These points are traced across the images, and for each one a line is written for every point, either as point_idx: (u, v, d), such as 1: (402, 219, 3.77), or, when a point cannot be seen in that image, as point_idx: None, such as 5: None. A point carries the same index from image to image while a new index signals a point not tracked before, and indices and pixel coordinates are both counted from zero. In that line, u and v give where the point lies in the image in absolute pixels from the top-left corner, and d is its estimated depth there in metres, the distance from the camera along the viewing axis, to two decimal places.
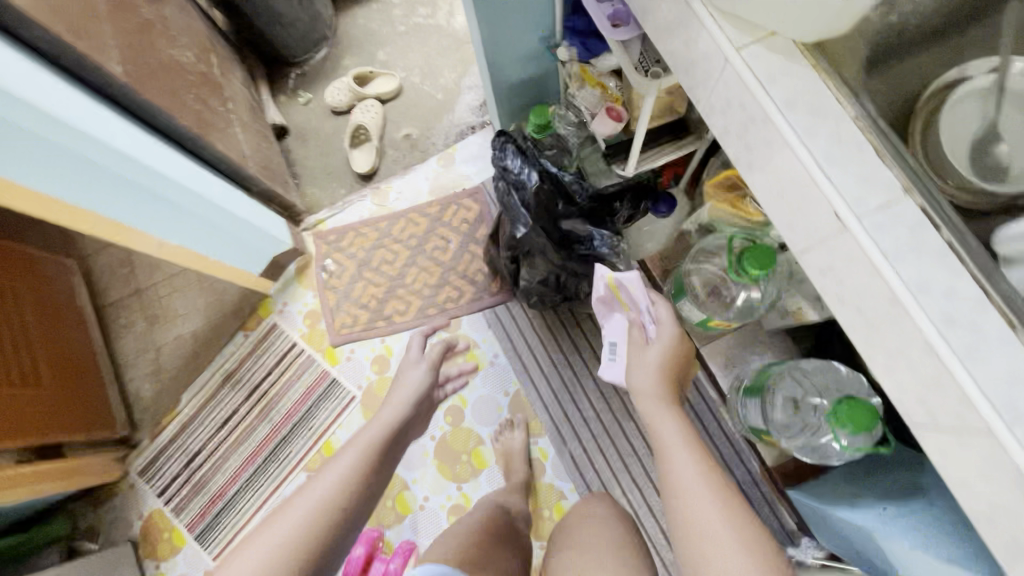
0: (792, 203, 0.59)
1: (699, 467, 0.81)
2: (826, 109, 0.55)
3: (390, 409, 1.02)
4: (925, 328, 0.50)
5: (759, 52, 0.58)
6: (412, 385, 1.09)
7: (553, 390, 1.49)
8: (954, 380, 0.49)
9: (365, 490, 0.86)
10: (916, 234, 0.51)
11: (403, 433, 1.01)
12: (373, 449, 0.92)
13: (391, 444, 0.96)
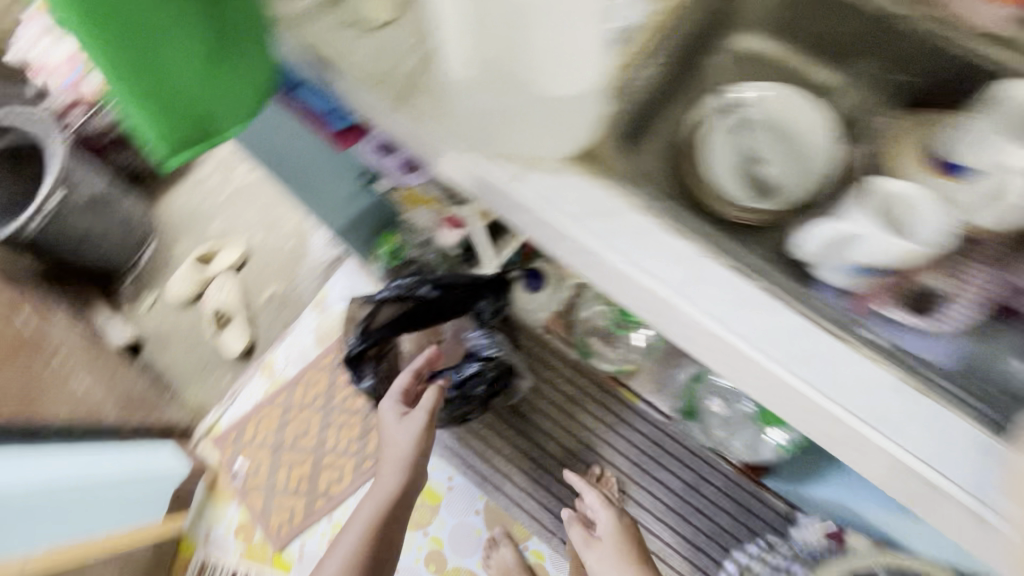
0: (623, 293, 0.59)
1: None
2: (611, 208, 0.58)
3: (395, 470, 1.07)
4: (775, 368, 0.51)
5: (533, 174, 0.59)
6: (404, 436, 1.09)
7: (519, 487, 1.41)
8: (817, 401, 0.51)
9: (379, 564, 1.04)
10: (732, 287, 0.54)
11: (404, 487, 1.07)
12: (374, 532, 1.04)
13: (390, 523, 1.06)
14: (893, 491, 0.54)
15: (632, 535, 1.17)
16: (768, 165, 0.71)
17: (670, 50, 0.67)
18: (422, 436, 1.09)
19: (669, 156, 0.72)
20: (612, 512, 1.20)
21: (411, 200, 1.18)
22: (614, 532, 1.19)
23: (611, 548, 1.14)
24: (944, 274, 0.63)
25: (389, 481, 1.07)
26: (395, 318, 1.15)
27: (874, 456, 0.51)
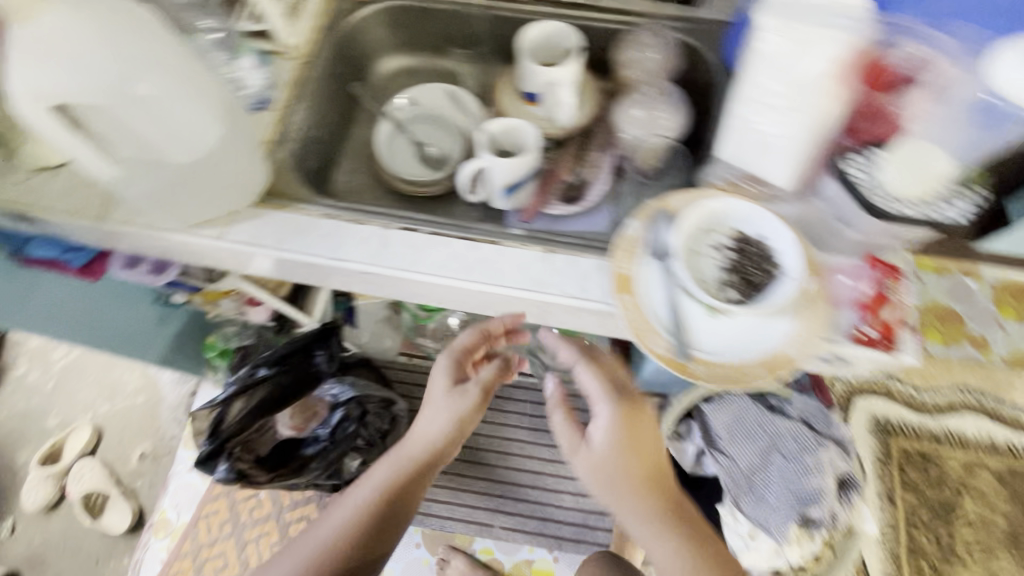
0: (347, 281, 0.72)
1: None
2: (303, 223, 0.71)
3: (415, 453, 0.76)
4: (457, 282, 0.68)
5: (233, 226, 0.71)
6: (432, 418, 0.76)
7: (443, 502, 1.50)
8: (494, 292, 0.68)
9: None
10: (410, 239, 0.69)
11: (413, 483, 0.76)
12: (351, 536, 0.73)
13: (372, 537, 0.73)
14: (587, 327, 0.72)
15: (638, 437, 0.68)
16: (430, 146, 0.87)
17: (321, 85, 0.83)
18: (456, 427, 0.76)
19: (362, 172, 0.89)
20: (616, 416, 0.69)
21: (208, 298, 1.16)
22: (637, 451, 0.68)
23: (596, 471, 0.68)
24: (574, 163, 0.84)
25: (401, 463, 0.76)
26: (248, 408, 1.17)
27: (549, 309, 0.68)
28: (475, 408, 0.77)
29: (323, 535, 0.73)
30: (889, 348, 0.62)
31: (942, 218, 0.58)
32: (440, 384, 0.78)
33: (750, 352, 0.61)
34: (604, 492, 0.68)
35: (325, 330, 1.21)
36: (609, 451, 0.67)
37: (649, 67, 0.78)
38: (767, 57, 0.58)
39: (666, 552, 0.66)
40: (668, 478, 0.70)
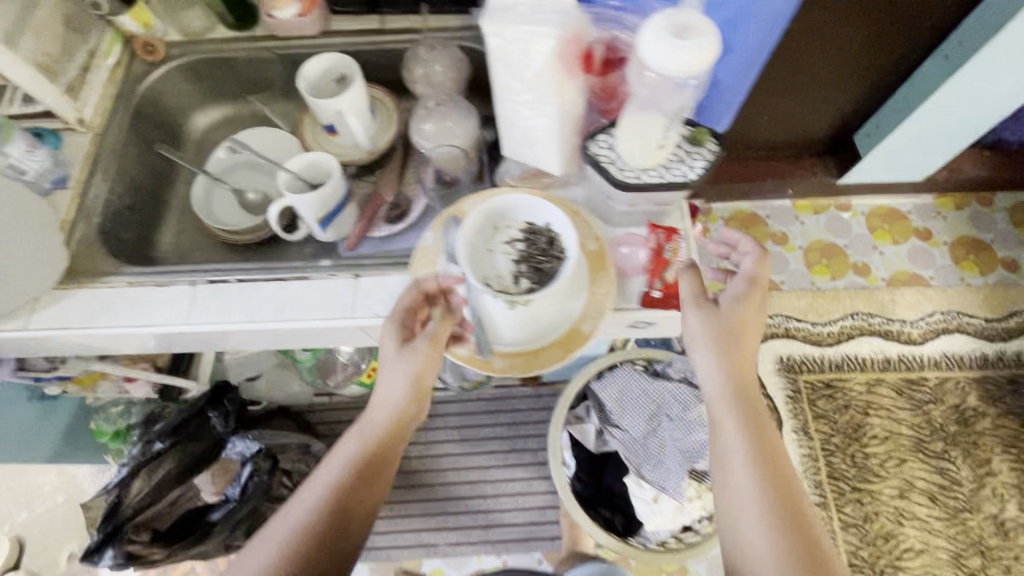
0: (170, 343, 0.72)
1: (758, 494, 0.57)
2: (109, 296, 0.70)
3: (375, 428, 0.63)
4: (272, 324, 0.68)
5: (36, 313, 0.69)
6: (395, 375, 0.63)
7: (387, 534, 1.47)
8: (311, 325, 0.69)
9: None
10: (221, 291, 0.70)
11: (379, 463, 0.63)
12: (305, 538, 0.58)
13: (340, 517, 0.60)
14: None
15: (745, 327, 0.62)
16: (250, 192, 0.87)
17: (122, 154, 0.82)
18: (410, 398, 0.63)
19: (190, 229, 0.89)
20: (751, 291, 0.63)
21: (82, 383, 1.11)
22: (732, 346, 0.61)
23: (712, 330, 0.62)
24: (400, 182, 0.85)
25: (368, 439, 0.63)
26: (150, 487, 1.12)
27: (370, 331, 0.70)
28: (433, 365, 0.63)
29: (266, 550, 0.58)
30: (675, 307, 0.66)
31: (682, 178, 0.60)
32: (394, 344, 0.63)
33: (545, 336, 0.65)
34: (714, 381, 0.61)
35: (218, 390, 1.19)
36: (721, 331, 0.62)
37: (435, 80, 0.80)
38: (499, 57, 0.60)
39: (740, 465, 0.58)
40: (750, 380, 0.62)
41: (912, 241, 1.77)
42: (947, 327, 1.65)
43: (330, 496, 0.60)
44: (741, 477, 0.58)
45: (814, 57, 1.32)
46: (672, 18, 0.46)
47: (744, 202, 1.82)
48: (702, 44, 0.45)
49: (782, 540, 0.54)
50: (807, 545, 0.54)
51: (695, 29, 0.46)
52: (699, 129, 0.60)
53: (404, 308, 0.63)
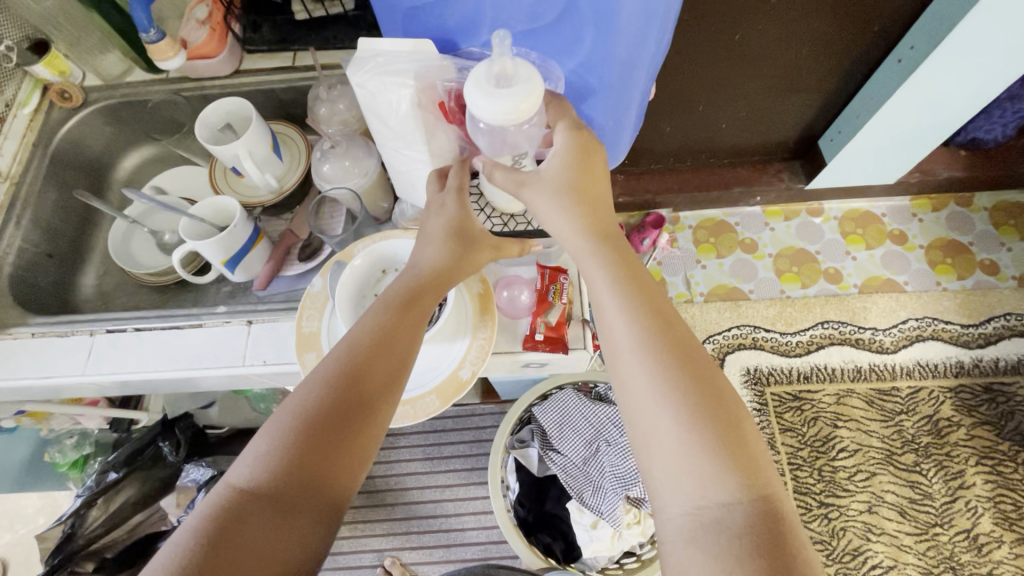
0: (72, 390, 0.73)
1: (640, 352, 0.50)
2: (14, 347, 0.72)
3: (419, 276, 0.58)
4: (166, 371, 0.70)
5: None
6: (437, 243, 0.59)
7: (350, 553, 1.45)
8: (204, 372, 0.70)
9: (313, 466, 0.47)
10: (117, 339, 0.72)
11: (422, 307, 0.57)
12: (323, 403, 0.49)
13: (371, 374, 0.52)
14: None
15: (588, 167, 0.56)
16: (166, 233, 0.87)
17: (37, 199, 0.84)
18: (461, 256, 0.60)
19: (113, 271, 0.90)
20: (572, 137, 0.56)
21: (36, 416, 1.12)
22: (580, 189, 0.55)
23: (552, 193, 0.56)
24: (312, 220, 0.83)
25: (401, 295, 0.56)
26: (108, 514, 1.14)
27: (264, 375, 0.71)
28: (485, 250, 0.61)
29: (300, 392, 0.51)
30: (559, 351, 0.65)
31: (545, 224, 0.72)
32: (453, 216, 0.60)
33: (425, 384, 0.64)
34: (571, 231, 0.55)
35: (171, 419, 1.22)
36: (559, 182, 0.56)
37: (338, 118, 0.80)
38: (367, 106, 0.59)
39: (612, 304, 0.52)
40: (603, 215, 0.56)
41: (887, 245, 1.73)
42: (921, 335, 1.60)
43: (370, 335, 0.53)
44: (617, 314, 0.52)
45: (765, 64, 1.28)
46: (492, 68, 0.50)
47: (712, 210, 1.78)
48: (521, 87, 0.50)
49: (673, 369, 0.49)
50: (689, 371, 0.49)
51: (514, 76, 0.50)
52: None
53: (454, 189, 0.61)
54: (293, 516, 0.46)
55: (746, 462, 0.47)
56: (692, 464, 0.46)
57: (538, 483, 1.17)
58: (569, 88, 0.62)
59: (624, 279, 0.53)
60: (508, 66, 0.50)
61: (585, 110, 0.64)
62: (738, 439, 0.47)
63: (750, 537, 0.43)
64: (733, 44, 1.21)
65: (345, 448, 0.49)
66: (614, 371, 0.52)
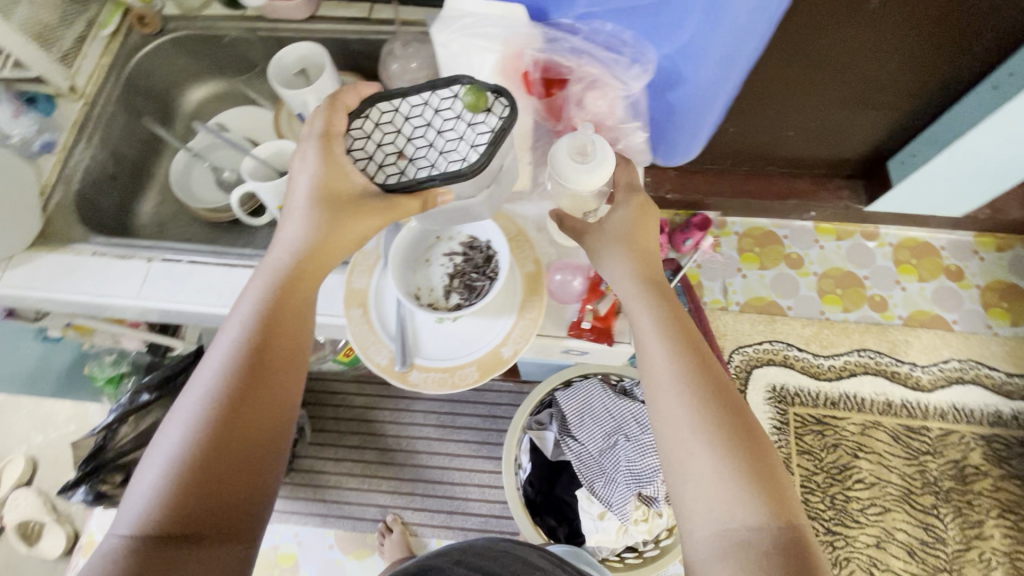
0: (123, 312, 0.76)
1: (673, 380, 0.54)
2: (75, 263, 0.75)
3: (289, 260, 0.55)
4: (215, 307, 0.71)
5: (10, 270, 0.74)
6: (293, 222, 0.55)
7: (356, 503, 1.49)
8: None
9: (216, 469, 0.48)
10: (172, 270, 0.73)
11: (304, 289, 0.55)
12: (214, 407, 0.50)
13: (255, 367, 0.52)
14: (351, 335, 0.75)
15: (642, 221, 0.61)
16: (226, 171, 0.89)
17: (107, 121, 0.85)
18: (339, 223, 0.54)
19: (170, 202, 0.92)
20: (632, 200, 0.62)
21: (81, 330, 1.16)
22: (631, 239, 0.60)
23: (610, 239, 0.61)
24: None
25: (270, 286, 0.54)
26: (137, 432, 1.19)
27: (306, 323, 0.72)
28: (364, 208, 0.55)
29: (187, 408, 0.50)
30: (605, 342, 0.65)
31: (462, 163, 0.55)
32: (317, 175, 0.55)
33: (466, 356, 0.64)
34: (620, 278, 0.60)
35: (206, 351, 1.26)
36: (618, 237, 0.60)
37: (409, 77, 0.78)
38: (448, 68, 0.57)
39: (660, 347, 0.55)
40: (653, 260, 0.61)
41: (940, 279, 1.65)
42: (962, 377, 1.54)
43: (253, 333, 0.52)
44: (662, 358, 0.55)
45: (847, 74, 1.21)
46: (572, 144, 0.58)
47: (763, 219, 1.73)
48: (596, 166, 0.57)
49: (706, 407, 0.52)
50: (718, 395, 0.53)
51: (591, 152, 0.58)
52: (477, 90, 0.55)
53: (319, 139, 0.55)
54: (205, 530, 0.47)
55: (767, 481, 0.49)
56: (722, 485, 0.49)
57: (550, 466, 1.17)
58: (659, 72, 0.58)
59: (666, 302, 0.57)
60: (587, 143, 0.58)
61: (672, 97, 0.61)
62: (769, 462, 0.51)
63: (781, 556, 0.46)
64: (815, 49, 1.14)
65: (247, 437, 0.50)
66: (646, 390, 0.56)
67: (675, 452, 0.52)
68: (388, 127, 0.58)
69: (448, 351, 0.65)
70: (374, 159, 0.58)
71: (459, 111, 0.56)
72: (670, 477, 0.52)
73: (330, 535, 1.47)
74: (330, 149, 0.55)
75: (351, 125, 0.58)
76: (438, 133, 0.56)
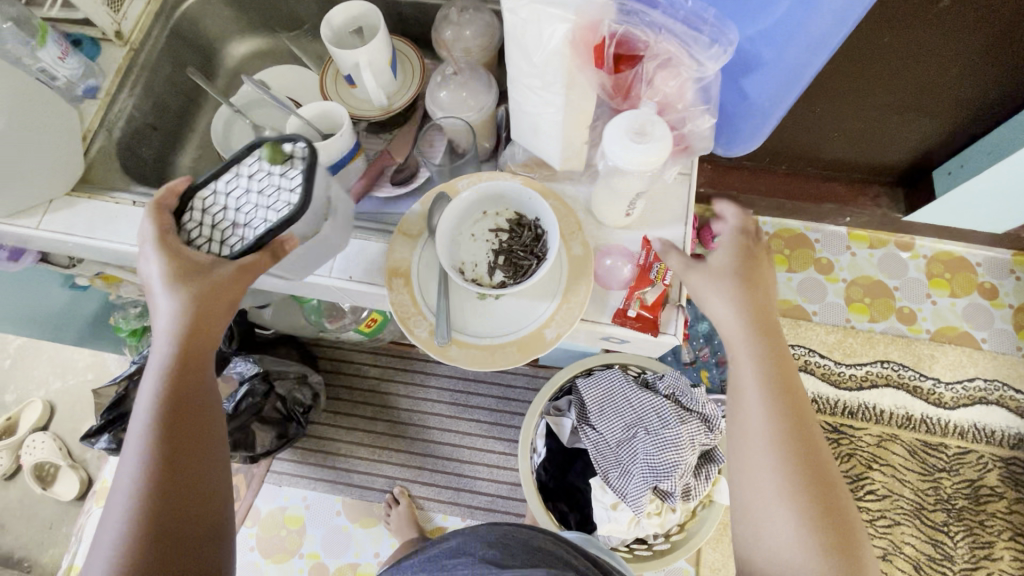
0: None
1: (766, 433, 0.54)
2: (115, 210, 0.74)
3: (171, 341, 0.58)
4: None
5: (52, 213, 0.74)
6: (162, 315, 0.59)
7: (364, 473, 1.50)
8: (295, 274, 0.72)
9: (161, 539, 0.53)
10: None
11: (198, 358, 0.60)
12: (144, 485, 0.54)
13: (172, 440, 0.56)
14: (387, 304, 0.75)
15: (756, 269, 0.61)
16: (268, 129, 0.87)
17: (151, 70, 0.84)
18: (209, 294, 0.58)
19: (208, 157, 0.92)
20: (743, 242, 0.61)
21: (109, 280, 1.17)
22: (749, 285, 0.59)
23: (725, 282, 0.59)
24: (412, 146, 0.81)
25: (161, 371, 0.58)
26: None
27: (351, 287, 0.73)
28: (221, 285, 0.58)
29: (123, 493, 0.54)
30: (649, 332, 0.63)
31: (291, 205, 0.60)
32: (164, 270, 0.58)
33: (507, 335, 0.63)
34: (728, 320, 0.59)
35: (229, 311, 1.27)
36: (730, 283, 0.59)
37: (462, 44, 0.76)
38: (515, 37, 0.54)
39: (756, 398, 0.56)
40: (767, 309, 0.59)
41: (973, 296, 1.61)
42: (985, 398, 1.51)
43: (161, 409, 0.57)
44: (756, 409, 0.56)
45: (903, 78, 1.17)
46: (631, 121, 0.55)
47: (794, 221, 1.69)
48: (655, 145, 0.54)
49: (789, 467, 0.53)
50: (805, 452, 0.54)
51: (649, 132, 0.55)
52: (268, 146, 0.61)
53: (151, 242, 0.59)
54: None
55: (844, 545, 0.50)
56: (800, 541, 0.50)
57: (565, 451, 1.17)
58: (738, 56, 0.58)
59: (768, 357, 0.57)
60: (647, 120, 0.55)
61: (746, 84, 0.60)
62: (849, 527, 0.52)
63: None
64: (869, 48, 1.10)
65: (188, 498, 0.55)
66: (736, 438, 0.57)
67: (757, 500, 0.53)
68: (214, 205, 0.62)
69: (489, 327, 0.64)
70: (215, 239, 0.61)
71: (266, 170, 0.62)
72: (744, 523, 0.54)
73: (337, 503, 1.48)
74: (165, 248, 0.59)
75: (178, 221, 0.62)
76: (259, 193, 0.61)
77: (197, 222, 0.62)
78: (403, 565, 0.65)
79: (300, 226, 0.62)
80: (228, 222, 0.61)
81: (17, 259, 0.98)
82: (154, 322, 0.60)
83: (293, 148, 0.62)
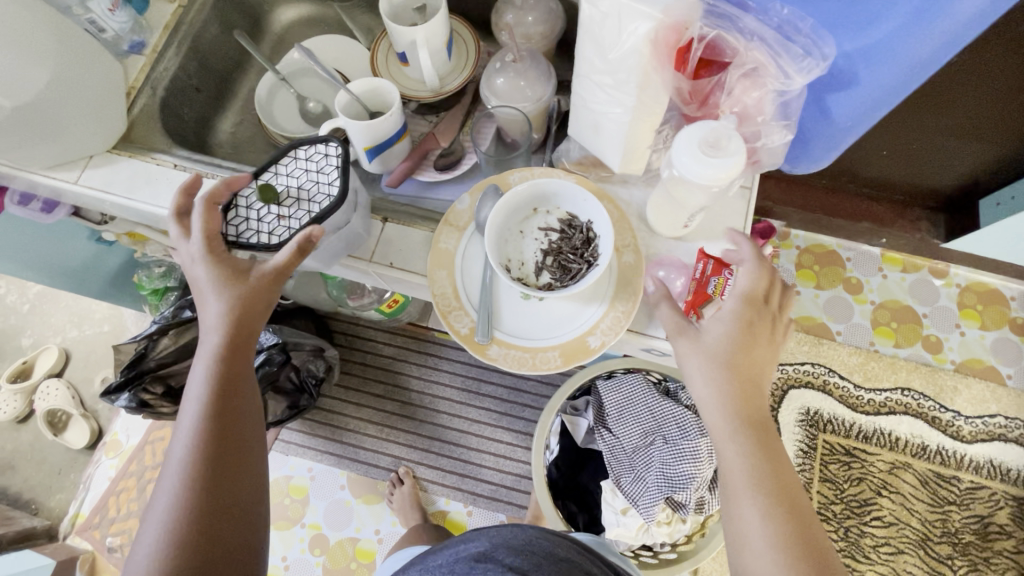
0: None
1: (763, 534, 0.51)
2: (155, 172, 0.73)
3: (219, 339, 0.58)
4: None
5: (92, 170, 0.72)
6: (210, 314, 0.58)
7: (371, 450, 1.50)
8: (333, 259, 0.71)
9: (205, 540, 0.52)
10: None
11: (243, 358, 0.59)
12: (188, 486, 0.54)
13: (217, 440, 0.56)
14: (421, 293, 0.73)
15: (746, 346, 0.55)
16: (312, 101, 0.85)
17: (199, 30, 0.81)
18: (259, 292, 0.58)
19: (249, 123, 0.89)
20: (744, 311, 0.56)
21: (135, 238, 1.16)
22: (732, 368, 0.55)
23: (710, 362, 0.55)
24: (458, 132, 0.78)
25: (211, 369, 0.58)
26: (177, 347, 1.19)
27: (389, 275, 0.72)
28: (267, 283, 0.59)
29: (169, 488, 0.54)
30: None
31: (330, 197, 0.61)
32: (213, 271, 0.58)
33: (550, 339, 0.62)
34: (712, 408, 0.55)
35: None
36: (712, 358, 0.55)
37: (523, 30, 0.73)
38: (593, 31, 0.51)
39: (749, 496, 0.52)
40: (752, 390, 0.55)
41: (1003, 330, 1.57)
42: (1005, 435, 1.49)
43: (209, 407, 0.57)
44: (751, 508, 0.52)
45: (966, 100, 1.12)
46: (707, 132, 0.52)
47: (828, 237, 1.65)
48: (728, 160, 0.51)
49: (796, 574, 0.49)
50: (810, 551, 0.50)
51: (723, 148, 0.52)
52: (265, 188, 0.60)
53: (201, 237, 0.58)
54: None
55: None
56: None
57: (578, 451, 1.16)
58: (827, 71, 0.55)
59: (760, 452, 0.53)
60: (722, 135, 0.52)
61: (830, 102, 0.58)
62: None
63: None
64: None
65: (230, 500, 0.55)
66: (732, 537, 0.53)
67: None
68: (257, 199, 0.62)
69: (530, 328, 0.62)
70: (262, 229, 0.61)
71: (304, 166, 0.63)
72: None
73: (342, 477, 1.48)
74: (212, 250, 0.58)
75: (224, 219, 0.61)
76: (299, 187, 0.62)
77: (242, 217, 0.62)
78: (428, 564, 0.64)
79: (336, 217, 0.62)
80: (272, 213, 0.62)
81: (49, 211, 0.98)
82: (201, 321, 0.60)
83: (321, 146, 0.63)
